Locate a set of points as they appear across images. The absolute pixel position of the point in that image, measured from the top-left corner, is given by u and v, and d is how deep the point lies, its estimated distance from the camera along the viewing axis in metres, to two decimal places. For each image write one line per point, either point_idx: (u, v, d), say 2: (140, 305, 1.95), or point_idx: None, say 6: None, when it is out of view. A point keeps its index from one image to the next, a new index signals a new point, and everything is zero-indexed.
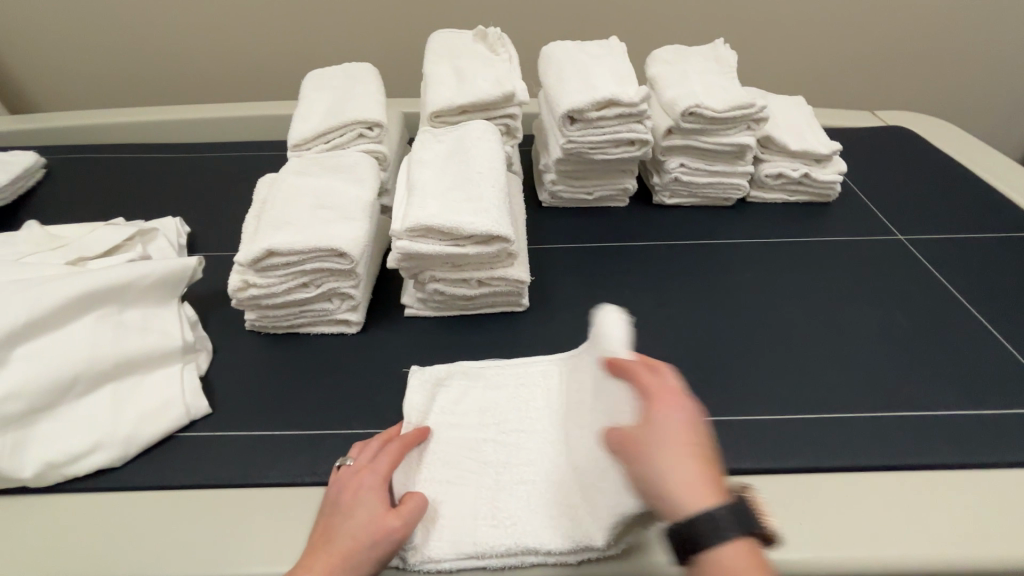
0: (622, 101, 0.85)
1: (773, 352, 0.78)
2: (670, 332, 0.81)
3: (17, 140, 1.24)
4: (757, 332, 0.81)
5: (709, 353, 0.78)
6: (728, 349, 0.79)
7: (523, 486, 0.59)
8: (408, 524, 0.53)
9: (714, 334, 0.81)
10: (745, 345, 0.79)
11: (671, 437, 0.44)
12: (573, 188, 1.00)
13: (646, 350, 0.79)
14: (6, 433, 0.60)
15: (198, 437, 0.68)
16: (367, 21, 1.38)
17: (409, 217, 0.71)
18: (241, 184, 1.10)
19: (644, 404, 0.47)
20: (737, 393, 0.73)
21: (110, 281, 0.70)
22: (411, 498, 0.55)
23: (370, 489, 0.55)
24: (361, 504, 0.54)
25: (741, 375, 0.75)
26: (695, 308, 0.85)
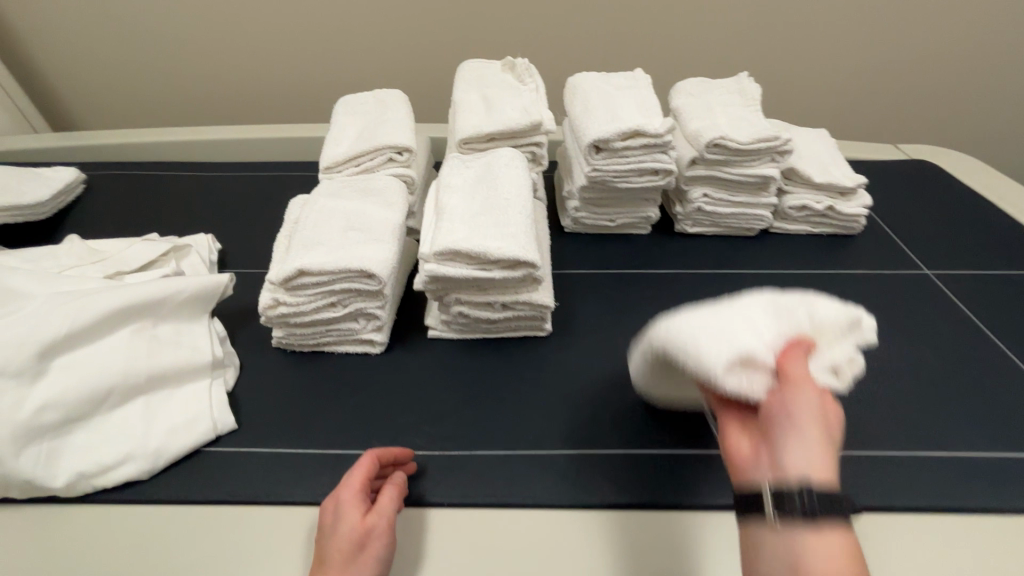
0: (648, 133, 0.87)
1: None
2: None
3: (59, 157, 1.29)
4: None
5: None
6: None
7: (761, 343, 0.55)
8: (388, 523, 0.56)
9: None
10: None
11: (820, 459, 0.43)
12: (595, 215, 1.01)
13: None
14: (42, 443, 0.61)
15: (223, 451, 0.69)
16: (393, 48, 1.41)
17: (437, 241, 0.72)
18: (271, 204, 1.13)
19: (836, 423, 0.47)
20: None
21: (146, 296, 0.72)
22: (386, 499, 0.58)
23: (347, 502, 0.56)
24: (340, 517, 0.55)
25: None
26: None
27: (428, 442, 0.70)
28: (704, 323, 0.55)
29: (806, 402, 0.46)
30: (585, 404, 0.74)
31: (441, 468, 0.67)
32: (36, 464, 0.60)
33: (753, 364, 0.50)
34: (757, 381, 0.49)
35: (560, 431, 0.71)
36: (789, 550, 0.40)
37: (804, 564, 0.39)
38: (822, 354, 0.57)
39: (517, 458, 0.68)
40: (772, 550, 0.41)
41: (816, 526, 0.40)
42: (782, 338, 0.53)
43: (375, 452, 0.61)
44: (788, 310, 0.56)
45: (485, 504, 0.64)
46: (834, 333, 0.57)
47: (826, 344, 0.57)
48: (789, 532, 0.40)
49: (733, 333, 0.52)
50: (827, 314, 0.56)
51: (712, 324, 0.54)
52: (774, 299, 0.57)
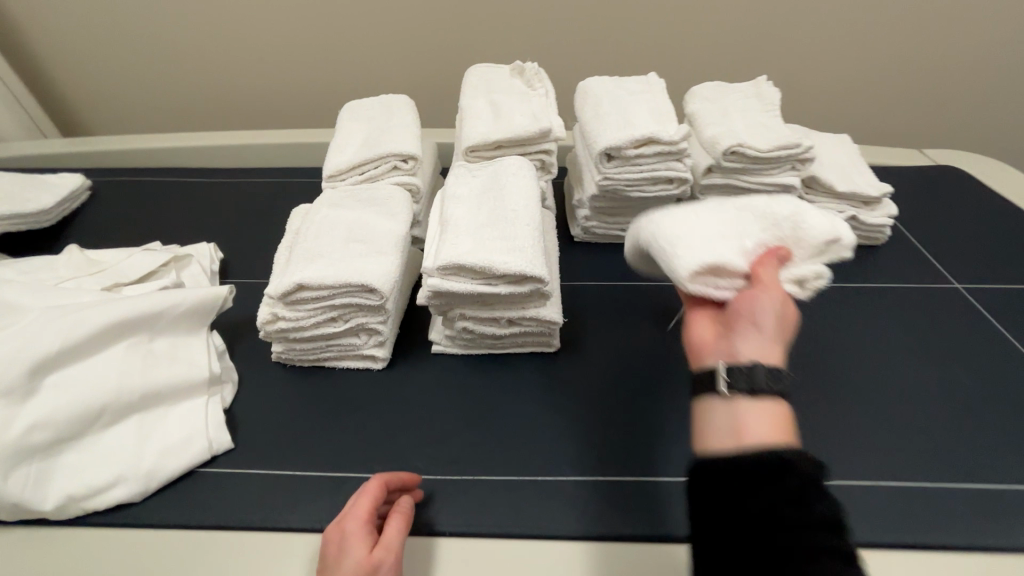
0: (662, 140, 0.83)
1: (823, 412, 0.72)
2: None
3: (66, 163, 1.29)
4: (802, 388, 0.75)
5: None
6: None
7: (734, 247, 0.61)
8: (395, 558, 0.52)
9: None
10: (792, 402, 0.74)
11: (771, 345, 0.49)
12: (606, 224, 0.97)
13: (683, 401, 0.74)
14: (31, 464, 0.60)
15: (218, 472, 0.66)
16: (400, 52, 1.38)
17: (441, 254, 0.69)
18: (274, 212, 1.11)
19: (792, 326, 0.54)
20: None
21: (142, 310, 0.70)
22: (393, 530, 0.54)
23: (353, 533, 0.53)
24: (345, 550, 0.52)
25: None
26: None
27: (430, 465, 0.67)
28: (680, 233, 0.63)
29: (771, 303, 0.53)
30: (594, 426, 0.71)
31: (443, 494, 0.64)
32: (25, 486, 0.58)
33: (722, 270, 0.57)
34: (719, 284, 0.58)
35: (568, 454, 0.68)
36: (735, 415, 0.45)
37: (748, 426, 0.44)
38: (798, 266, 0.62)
39: (522, 485, 0.65)
40: (719, 418, 0.46)
41: (760, 394, 0.45)
42: (751, 252, 0.60)
43: (382, 477, 0.58)
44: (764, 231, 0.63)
45: (488, 534, 0.61)
46: (812, 250, 0.62)
47: (800, 258, 0.62)
48: (736, 401, 0.46)
49: (708, 245, 0.60)
50: (806, 231, 0.61)
51: (686, 234, 0.62)
52: (755, 219, 0.64)
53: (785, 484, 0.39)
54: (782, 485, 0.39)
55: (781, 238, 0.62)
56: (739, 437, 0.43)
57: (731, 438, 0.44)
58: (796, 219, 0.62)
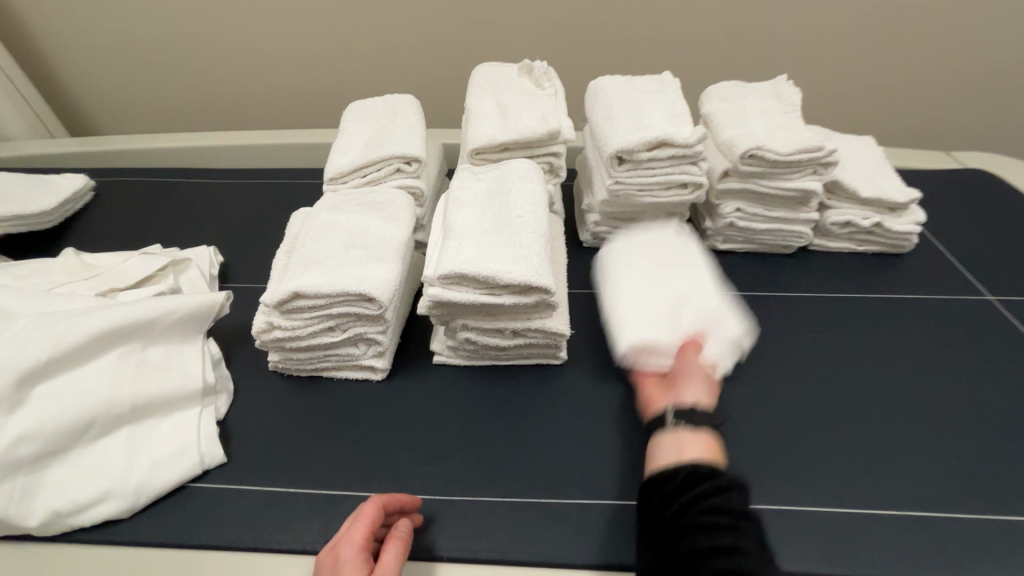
0: (676, 143, 0.79)
1: (842, 438, 0.69)
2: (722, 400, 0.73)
3: (71, 163, 1.28)
4: (820, 410, 0.72)
5: (767, 426, 0.70)
6: (788, 422, 0.70)
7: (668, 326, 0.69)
8: None
9: (771, 408, 0.72)
10: (809, 425, 0.70)
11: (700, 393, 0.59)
12: (617, 230, 0.93)
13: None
14: (16, 478, 0.58)
15: (209, 488, 0.64)
16: (407, 51, 1.35)
17: (442, 262, 0.66)
18: (277, 214, 1.08)
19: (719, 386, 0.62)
20: (800, 479, 0.65)
21: (135, 317, 0.68)
22: (390, 557, 0.51)
23: (348, 561, 0.49)
24: None
25: (806, 457, 0.67)
26: (752, 373, 0.76)
27: (428, 485, 0.64)
28: (625, 310, 0.71)
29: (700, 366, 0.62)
30: (601, 445, 0.67)
31: (440, 516, 0.62)
32: (9, 500, 0.57)
33: (654, 351, 0.66)
34: (655, 358, 0.65)
35: (572, 476, 0.65)
36: (678, 438, 0.53)
37: (686, 448, 0.52)
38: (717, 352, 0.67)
39: (524, 508, 0.62)
40: (665, 444, 0.54)
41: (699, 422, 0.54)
42: (683, 337, 0.67)
43: (380, 499, 0.55)
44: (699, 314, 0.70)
45: (487, 561, 0.58)
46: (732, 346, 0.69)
47: (727, 342, 0.69)
48: (679, 427, 0.54)
49: (645, 326, 0.68)
50: (727, 329, 0.69)
51: (629, 313, 0.70)
52: (691, 299, 0.71)
53: (708, 478, 0.46)
54: (707, 481, 0.46)
55: (709, 326, 0.69)
56: (679, 455, 0.51)
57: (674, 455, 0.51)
58: (723, 317, 0.70)
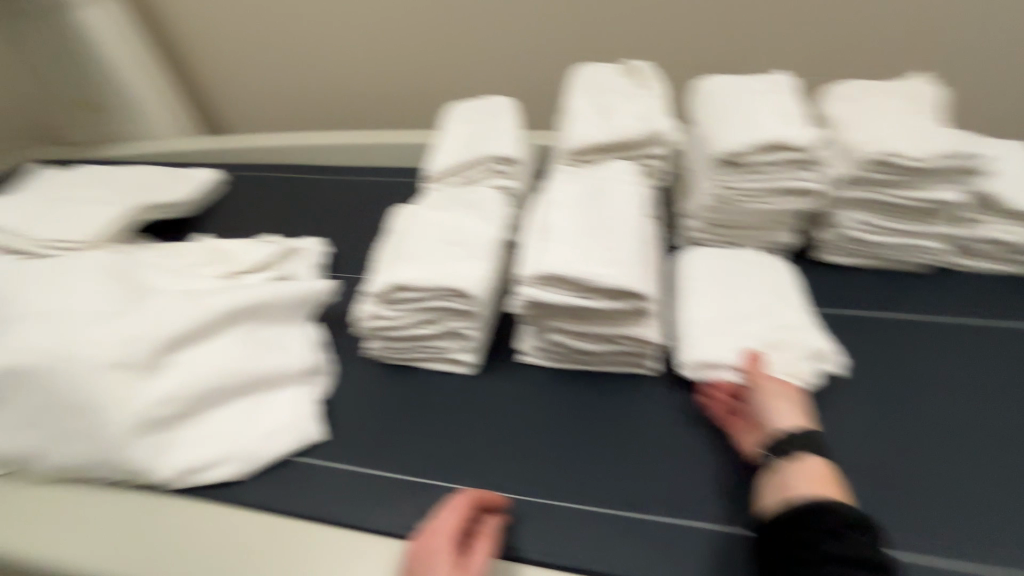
0: (793, 146, 0.74)
1: (959, 495, 0.61)
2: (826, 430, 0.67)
3: (202, 158, 1.42)
4: (937, 457, 0.64)
5: (904, 467, 0.63)
6: (931, 465, 0.63)
7: (737, 338, 0.70)
8: None
9: (910, 446, 0.65)
10: (919, 471, 0.63)
11: (797, 421, 0.60)
12: (717, 237, 0.87)
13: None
14: (153, 435, 0.65)
15: (310, 462, 0.69)
16: (504, 54, 1.35)
17: (538, 263, 0.66)
18: (375, 210, 1.14)
19: (800, 396, 0.64)
20: (951, 533, 0.58)
21: (254, 299, 0.75)
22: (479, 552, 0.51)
23: (441, 552, 0.50)
24: (432, 568, 0.49)
25: (956, 509, 0.60)
26: (884, 404, 0.69)
27: (515, 484, 0.64)
28: (693, 322, 0.73)
29: (770, 390, 0.62)
30: (691, 464, 0.65)
31: (526, 517, 0.62)
32: (148, 453, 0.64)
33: (721, 364, 0.68)
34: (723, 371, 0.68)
35: (658, 493, 0.62)
36: (783, 474, 0.55)
37: (785, 485, 0.54)
38: (797, 364, 0.68)
39: (611, 520, 0.61)
40: (770, 482, 0.56)
41: (802, 456, 0.55)
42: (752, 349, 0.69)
43: (472, 493, 0.57)
44: (771, 329, 0.70)
45: (573, 569, 0.58)
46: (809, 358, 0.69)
47: (799, 356, 0.69)
48: (778, 464, 0.56)
49: (715, 341, 0.70)
50: (802, 342, 0.69)
51: (697, 324, 0.73)
52: (766, 315, 0.72)
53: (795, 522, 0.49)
54: (795, 526, 0.49)
55: (783, 338, 0.70)
56: (778, 491, 0.54)
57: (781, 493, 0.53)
58: (797, 330, 0.70)
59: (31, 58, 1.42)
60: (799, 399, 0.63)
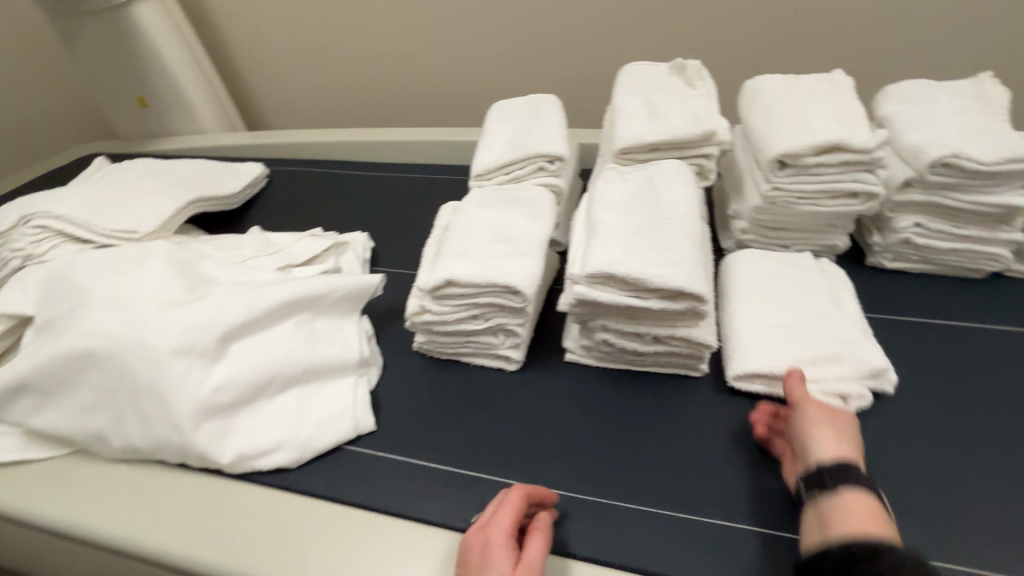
0: (852, 148, 0.72)
1: (1001, 507, 0.59)
2: (867, 435, 0.66)
3: (248, 153, 1.46)
4: (1010, 471, 0.61)
5: (969, 479, 0.61)
6: (1001, 479, 0.61)
7: (787, 350, 0.69)
8: None
9: (977, 459, 0.62)
10: (964, 480, 0.61)
11: (844, 453, 0.54)
12: (766, 239, 0.86)
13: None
14: (215, 420, 0.67)
15: (362, 452, 0.70)
16: (546, 53, 1.36)
17: (590, 261, 0.66)
18: (417, 207, 1.15)
19: (848, 424, 0.58)
20: None
21: (309, 291, 0.77)
22: (535, 548, 0.52)
23: (498, 547, 0.51)
24: (490, 562, 0.50)
25: None
26: (946, 415, 0.67)
27: (563, 481, 0.65)
28: (740, 330, 0.72)
29: (813, 419, 0.58)
30: (741, 468, 0.64)
31: (575, 513, 0.62)
32: (210, 437, 0.66)
33: (767, 377, 0.68)
34: (766, 385, 0.69)
35: (708, 496, 0.62)
36: (824, 510, 0.50)
37: (831, 522, 0.48)
38: (847, 383, 0.66)
39: (661, 520, 0.60)
40: (815, 520, 0.50)
41: (840, 489, 0.50)
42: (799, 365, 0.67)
43: (525, 488, 0.57)
44: (822, 343, 0.69)
45: (623, 567, 0.58)
46: (862, 378, 0.67)
47: (851, 376, 0.67)
48: (822, 497, 0.51)
49: (763, 352, 0.69)
50: (856, 361, 0.67)
51: (745, 333, 0.72)
52: (819, 329, 0.70)
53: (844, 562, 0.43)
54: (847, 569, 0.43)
55: (836, 355, 0.67)
56: (824, 530, 0.49)
57: (822, 532, 0.48)
58: (852, 347, 0.68)
59: (88, 57, 1.48)
60: (845, 427, 0.58)
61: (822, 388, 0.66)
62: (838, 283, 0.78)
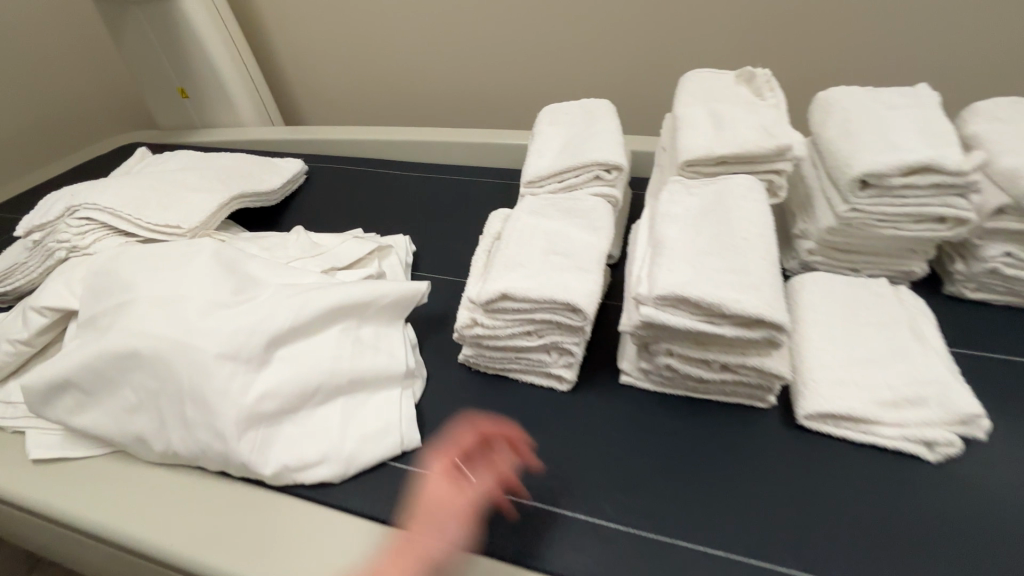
0: (945, 169, 0.67)
1: None
2: (957, 483, 0.60)
3: (286, 149, 1.45)
4: None
5: None
6: None
7: (865, 390, 0.64)
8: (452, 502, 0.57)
9: None
10: None
11: None
12: (834, 262, 0.81)
13: (922, 502, 0.58)
14: (258, 430, 0.64)
15: (407, 469, 0.67)
16: (595, 56, 1.31)
17: (659, 281, 0.62)
18: (460, 210, 1.12)
19: None
20: None
21: (356, 297, 0.74)
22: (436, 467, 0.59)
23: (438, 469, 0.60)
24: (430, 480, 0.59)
25: None
26: None
27: (621, 514, 0.60)
28: (813, 365, 0.67)
29: None
30: (815, 512, 0.59)
31: (635, 551, 0.57)
32: (253, 447, 0.63)
33: (843, 418, 0.63)
34: (840, 426, 0.64)
35: (777, 541, 0.57)
36: None
37: None
38: (934, 430, 0.61)
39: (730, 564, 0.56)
40: None
41: None
42: (879, 407, 0.62)
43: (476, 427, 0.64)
44: (905, 384, 0.63)
45: None
46: (951, 424, 0.61)
47: (939, 422, 0.61)
48: None
49: (839, 390, 0.64)
50: (946, 405, 0.61)
51: (819, 368, 0.66)
52: (900, 367, 0.65)
53: None
54: None
55: (922, 397, 0.62)
56: None
57: None
58: (940, 389, 0.62)
59: (134, 48, 1.49)
60: None
61: (903, 433, 0.61)
62: (919, 314, 0.72)
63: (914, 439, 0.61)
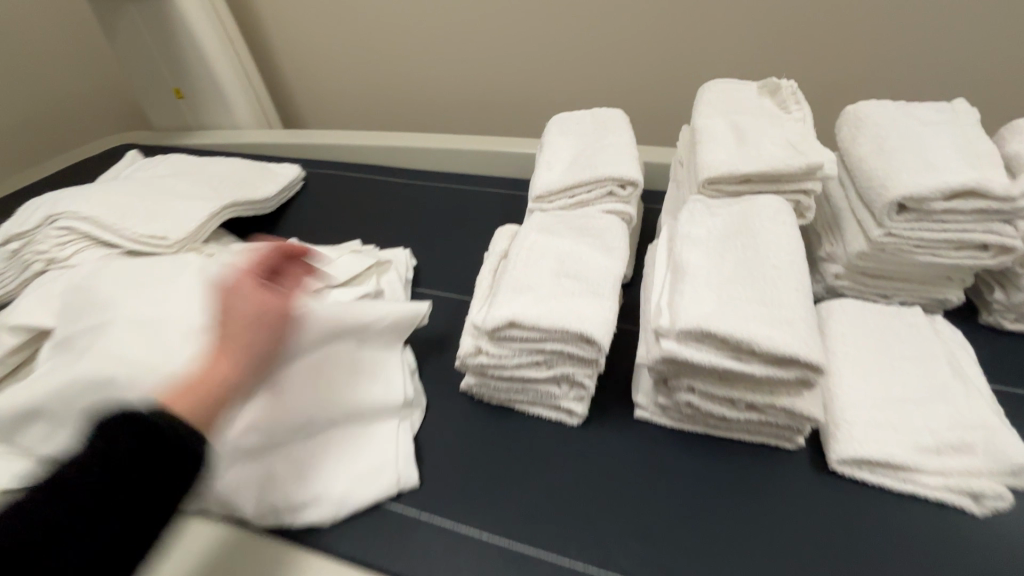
0: (991, 194, 0.62)
1: None
2: (1007, 540, 0.55)
3: (283, 153, 1.40)
4: None
5: None
6: None
7: (903, 434, 0.58)
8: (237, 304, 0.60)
9: None
10: None
11: None
12: (863, 287, 0.75)
13: (969, 561, 0.53)
14: (242, 468, 0.59)
15: (404, 511, 0.62)
16: (605, 62, 1.26)
17: (683, 313, 0.57)
18: (463, 222, 1.07)
19: None
20: None
21: (351, 320, 0.69)
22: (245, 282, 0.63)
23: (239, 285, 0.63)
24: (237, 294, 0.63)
25: None
26: None
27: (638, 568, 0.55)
28: (846, 403, 0.62)
29: None
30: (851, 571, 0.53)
31: None
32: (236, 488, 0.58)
33: (879, 464, 0.58)
34: (876, 472, 0.59)
35: None
36: None
37: None
38: (980, 480, 0.56)
39: None
40: None
41: None
42: (919, 453, 0.57)
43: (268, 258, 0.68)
44: (947, 427, 0.58)
45: None
46: (999, 473, 0.56)
47: (985, 471, 0.56)
48: None
49: (875, 433, 0.59)
50: (993, 452, 0.56)
51: (852, 407, 0.61)
52: (940, 408, 0.60)
53: None
54: None
55: (966, 443, 0.57)
56: None
57: None
58: (986, 434, 0.57)
59: (128, 47, 1.44)
60: None
61: (946, 483, 0.56)
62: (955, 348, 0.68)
63: (958, 489, 0.56)
